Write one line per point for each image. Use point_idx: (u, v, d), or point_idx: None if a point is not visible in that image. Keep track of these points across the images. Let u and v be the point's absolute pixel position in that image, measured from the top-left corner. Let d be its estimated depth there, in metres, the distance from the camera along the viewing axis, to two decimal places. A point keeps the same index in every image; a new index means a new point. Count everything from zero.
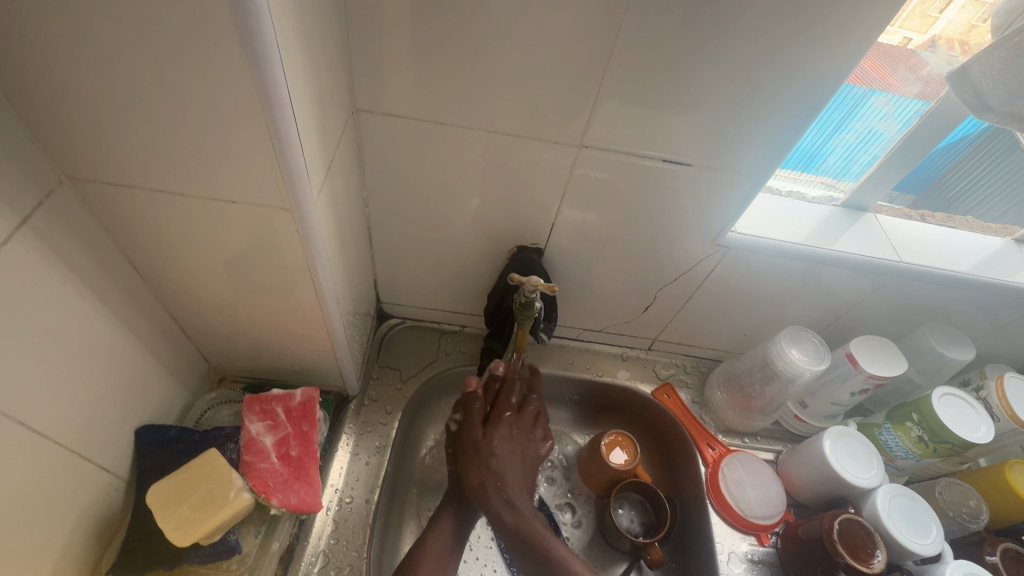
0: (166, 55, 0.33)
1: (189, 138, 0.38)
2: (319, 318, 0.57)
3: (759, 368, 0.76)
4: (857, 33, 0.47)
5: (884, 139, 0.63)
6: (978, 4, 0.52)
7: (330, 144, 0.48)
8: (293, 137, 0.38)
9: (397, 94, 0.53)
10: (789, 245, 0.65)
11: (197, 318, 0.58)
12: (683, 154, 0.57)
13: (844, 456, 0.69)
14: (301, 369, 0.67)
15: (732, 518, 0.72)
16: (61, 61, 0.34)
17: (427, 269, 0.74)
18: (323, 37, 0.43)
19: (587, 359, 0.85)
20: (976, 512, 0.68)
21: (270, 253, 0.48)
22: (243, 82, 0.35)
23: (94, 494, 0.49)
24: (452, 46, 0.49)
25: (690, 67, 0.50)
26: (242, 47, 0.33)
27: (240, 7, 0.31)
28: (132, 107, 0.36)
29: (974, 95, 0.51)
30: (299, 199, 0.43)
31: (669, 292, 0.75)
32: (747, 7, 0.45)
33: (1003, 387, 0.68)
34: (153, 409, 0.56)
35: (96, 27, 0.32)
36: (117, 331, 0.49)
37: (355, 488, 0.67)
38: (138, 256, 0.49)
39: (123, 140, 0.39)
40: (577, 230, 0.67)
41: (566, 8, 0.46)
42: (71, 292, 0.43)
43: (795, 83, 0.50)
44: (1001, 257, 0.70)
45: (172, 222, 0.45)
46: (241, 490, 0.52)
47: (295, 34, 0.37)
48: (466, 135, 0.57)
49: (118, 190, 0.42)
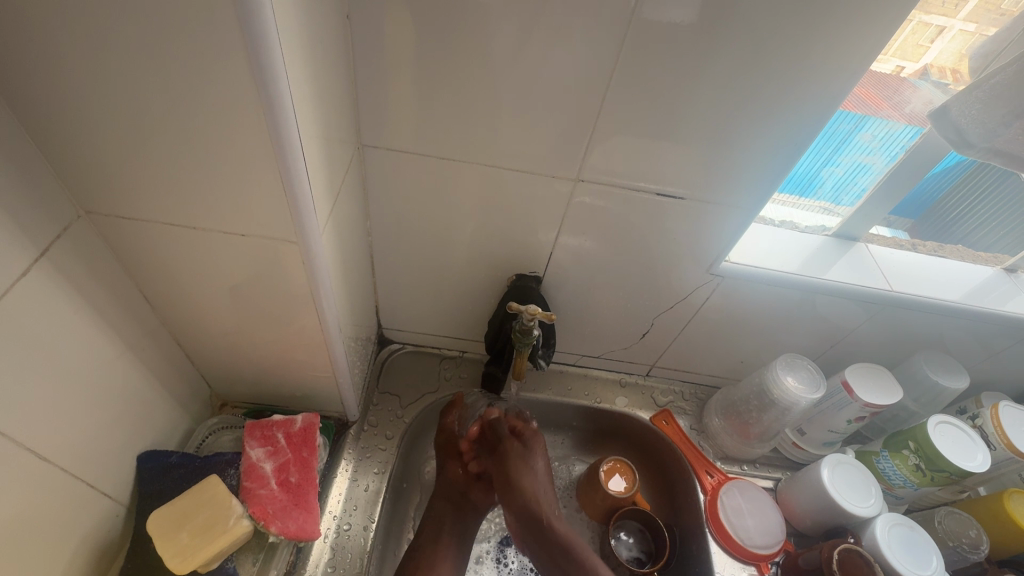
0: (185, 94, 0.35)
1: (200, 173, 0.40)
2: (321, 345, 0.58)
3: (755, 395, 0.77)
4: (840, 74, 0.49)
5: (871, 171, 0.65)
6: (969, 35, 0.54)
7: (337, 178, 0.50)
8: (302, 173, 0.40)
9: (401, 130, 0.56)
10: (783, 274, 0.67)
11: (201, 345, 0.59)
12: (677, 186, 0.59)
13: (842, 484, 0.69)
14: (302, 395, 0.68)
15: (731, 547, 0.72)
16: (87, 102, 0.36)
17: (427, 295, 0.75)
18: (331, 77, 0.46)
19: (585, 386, 0.85)
20: (976, 542, 0.67)
21: (277, 282, 0.50)
22: (256, 122, 0.37)
23: (95, 520, 0.49)
24: (455, 84, 0.52)
25: (678, 105, 0.52)
26: (256, 93, 0.35)
27: (255, 56, 0.33)
28: (148, 145, 0.38)
29: (955, 132, 0.52)
30: (306, 232, 0.44)
31: (667, 318, 0.76)
32: (730, 50, 0.48)
33: (999, 416, 0.68)
34: (155, 436, 0.57)
35: (118, 73, 0.34)
36: (124, 356, 0.50)
37: (353, 515, 0.67)
38: (147, 285, 0.50)
39: (138, 175, 0.40)
40: (575, 258, 0.68)
41: (562, 51, 0.49)
42: (83, 319, 0.44)
43: (783, 117, 0.53)
44: (991, 285, 0.72)
45: (182, 252, 0.47)
46: (240, 517, 0.52)
47: (305, 78, 0.39)
48: (466, 168, 0.59)
49: (131, 222, 0.44)
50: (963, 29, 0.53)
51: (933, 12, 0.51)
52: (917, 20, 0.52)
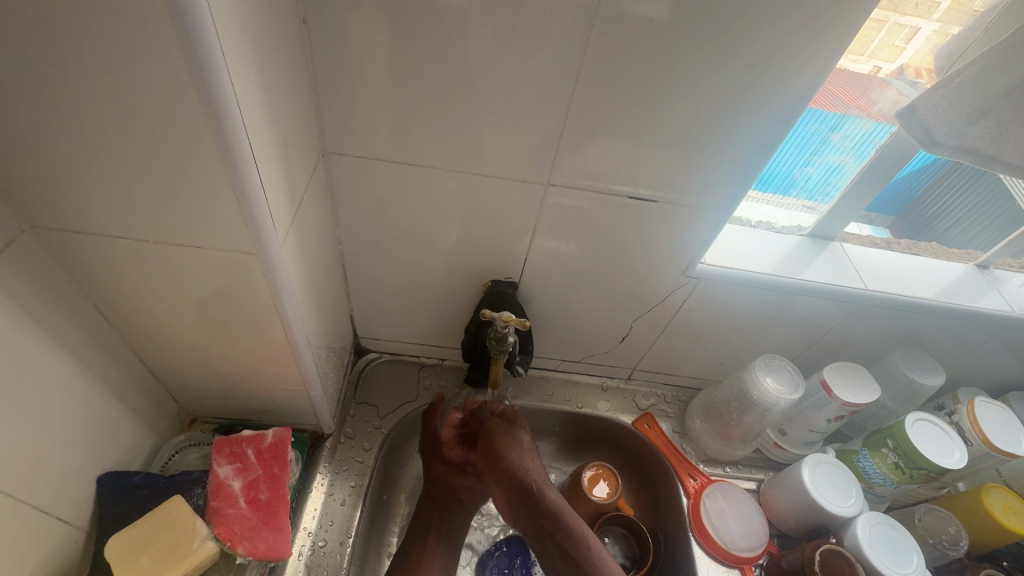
0: (128, 105, 0.34)
1: (150, 186, 0.39)
2: (290, 357, 0.57)
3: (736, 397, 0.77)
4: (807, 74, 0.49)
5: (843, 171, 0.65)
6: (940, 35, 0.54)
7: (299, 186, 0.48)
8: (256, 183, 0.39)
9: (368, 137, 0.55)
10: (758, 275, 0.67)
11: (164, 361, 0.57)
12: (649, 189, 0.59)
13: (824, 485, 0.69)
14: (274, 409, 0.66)
15: (715, 550, 0.71)
16: (24, 112, 0.34)
17: (402, 303, 0.74)
18: (288, 84, 0.44)
19: (566, 391, 0.85)
20: (955, 539, 0.68)
21: (239, 294, 0.48)
22: (204, 132, 0.35)
23: (50, 548, 0.47)
24: (420, 90, 0.51)
25: (646, 107, 0.52)
26: (202, 102, 0.34)
27: (199, 65, 0.32)
28: (92, 157, 0.37)
29: (923, 131, 0.52)
30: (265, 243, 0.43)
31: (646, 321, 0.75)
32: (695, 53, 0.48)
33: (974, 411, 0.69)
34: (117, 457, 0.55)
35: (56, 84, 0.33)
36: (80, 376, 0.48)
37: (329, 530, 0.65)
38: (103, 301, 0.49)
39: (84, 188, 0.39)
40: (551, 262, 0.67)
41: (527, 56, 0.48)
42: (32, 339, 0.43)
43: (752, 117, 0.52)
44: (965, 282, 0.72)
45: (136, 267, 0.45)
46: (205, 539, 0.51)
47: (256, 86, 0.38)
48: (436, 174, 0.58)
49: (80, 237, 0.42)
50: (934, 29, 0.54)
51: (907, 13, 0.51)
52: (892, 21, 0.52)
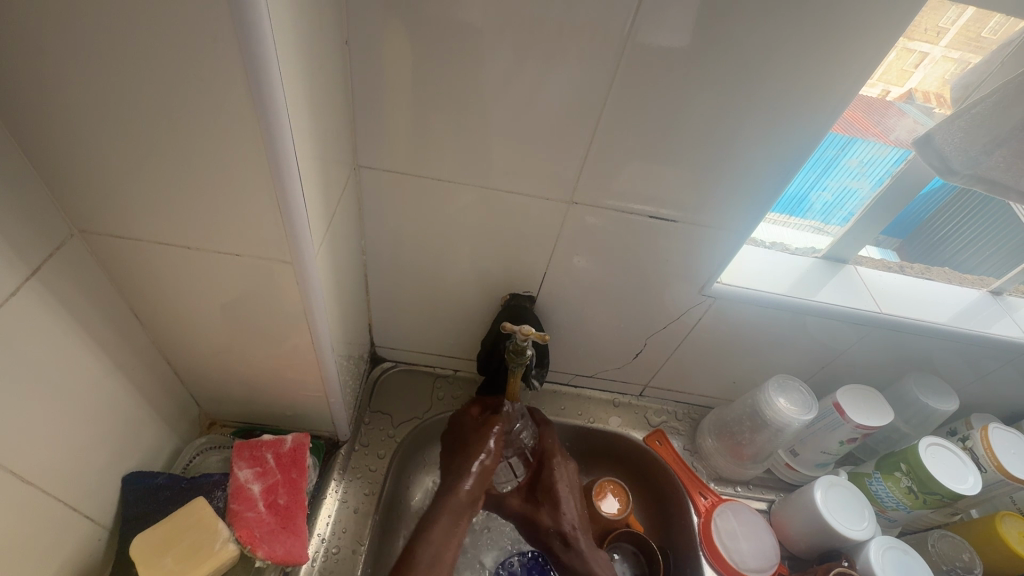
0: (184, 119, 0.36)
1: (195, 194, 0.41)
2: (314, 365, 0.58)
3: (749, 416, 0.77)
4: (828, 101, 0.51)
5: (859, 196, 0.66)
6: (950, 61, 0.54)
7: (332, 198, 0.50)
8: (299, 195, 0.41)
9: (397, 152, 0.56)
10: (773, 296, 0.67)
11: (191, 364, 0.58)
12: (669, 209, 0.60)
13: (837, 508, 0.69)
14: (293, 415, 0.67)
15: (726, 570, 0.71)
16: (84, 122, 0.36)
17: (420, 314, 0.75)
18: (328, 100, 0.46)
19: (579, 405, 0.85)
20: (969, 566, 0.68)
21: (270, 301, 0.50)
22: (255, 147, 0.37)
23: (76, 544, 0.48)
24: (450, 109, 0.53)
25: (669, 131, 0.53)
26: (256, 119, 0.35)
27: (255, 84, 0.34)
28: (145, 167, 0.39)
29: (939, 159, 0.53)
30: (302, 253, 0.45)
31: (660, 338, 0.76)
32: (718, 81, 0.50)
33: (988, 438, 0.69)
34: (141, 456, 0.56)
35: (119, 97, 0.35)
36: (113, 375, 0.50)
37: (342, 538, 0.66)
38: (138, 303, 0.50)
39: (132, 194, 0.41)
40: (569, 278, 0.69)
41: (556, 79, 0.50)
42: (72, 339, 0.44)
43: (772, 141, 0.54)
44: (979, 308, 0.73)
45: (175, 272, 0.47)
46: (226, 541, 0.51)
47: (303, 104, 0.40)
48: (461, 189, 0.59)
49: (123, 241, 0.44)
50: (948, 56, 0.54)
51: (916, 39, 0.52)
52: (902, 47, 0.53)
